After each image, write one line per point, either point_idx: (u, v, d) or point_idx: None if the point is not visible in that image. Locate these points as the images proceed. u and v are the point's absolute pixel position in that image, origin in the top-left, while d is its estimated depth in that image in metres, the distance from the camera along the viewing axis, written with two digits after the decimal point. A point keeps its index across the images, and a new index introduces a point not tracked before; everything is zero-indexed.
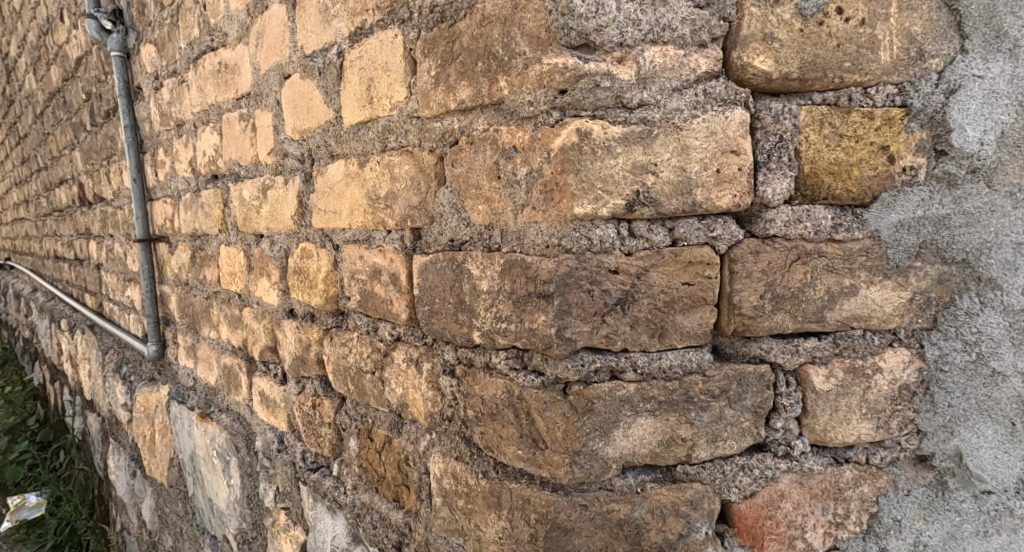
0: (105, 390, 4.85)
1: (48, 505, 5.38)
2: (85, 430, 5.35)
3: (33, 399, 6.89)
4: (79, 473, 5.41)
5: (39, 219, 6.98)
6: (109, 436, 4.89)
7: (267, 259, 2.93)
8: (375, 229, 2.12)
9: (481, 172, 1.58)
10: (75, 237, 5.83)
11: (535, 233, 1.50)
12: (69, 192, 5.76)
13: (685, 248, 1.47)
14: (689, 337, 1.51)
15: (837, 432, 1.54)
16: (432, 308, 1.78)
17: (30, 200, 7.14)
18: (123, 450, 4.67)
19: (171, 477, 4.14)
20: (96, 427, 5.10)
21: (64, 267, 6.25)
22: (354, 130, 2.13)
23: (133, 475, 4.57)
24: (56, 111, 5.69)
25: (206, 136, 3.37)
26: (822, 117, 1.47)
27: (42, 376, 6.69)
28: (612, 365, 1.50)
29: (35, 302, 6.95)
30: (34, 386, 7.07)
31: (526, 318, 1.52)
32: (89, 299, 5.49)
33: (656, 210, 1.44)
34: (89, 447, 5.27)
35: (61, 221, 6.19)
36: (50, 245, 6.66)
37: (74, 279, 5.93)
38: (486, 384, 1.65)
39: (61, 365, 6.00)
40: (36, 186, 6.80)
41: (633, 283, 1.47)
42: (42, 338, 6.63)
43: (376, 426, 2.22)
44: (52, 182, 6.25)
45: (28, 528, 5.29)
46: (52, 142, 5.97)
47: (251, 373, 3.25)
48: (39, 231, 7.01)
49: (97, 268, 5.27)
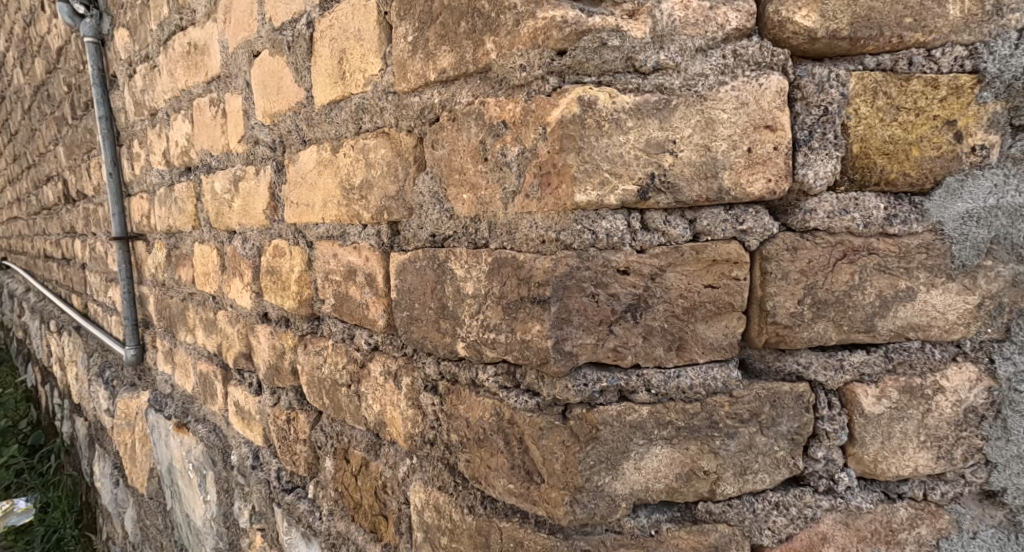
0: (89, 394, 4.59)
1: (35, 512, 4.85)
2: (73, 435, 5.07)
3: (26, 400, 6.60)
4: (67, 479, 5.06)
5: (29, 219, 6.73)
6: (93, 443, 4.63)
7: (240, 258, 2.68)
8: (350, 223, 1.87)
9: (466, 153, 1.34)
10: (61, 236, 5.59)
11: (529, 226, 1.25)
12: (55, 190, 5.52)
13: (708, 244, 1.22)
14: (712, 350, 1.26)
15: (889, 464, 1.29)
16: (411, 314, 1.54)
17: (21, 198, 6.90)
18: (106, 458, 4.41)
19: (151, 489, 3.89)
20: (83, 432, 4.81)
21: (52, 266, 6.00)
22: (326, 111, 1.89)
23: (116, 484, 4.31)
24: (41, 105, 5.44)
25: (178, 125, 3.12)
26: (876, 85, 1.22)
27: (35, 378, 6.43)
28: (621, 385, 1.25)
29: (26, 302, 6.71)
30: (27, 387, 6.79)
31: (519, 328, 1.27)
32: (75, 299, 5.23)
33: (674, 198, 1.19)
34: (76, 453, 5.01)
35: (48, 219, 5.95)
36: (39, 244, 6.42)
37: (62, 279, 5.69)
38: (473, 404, 1.40)
39: (50, 366, 5.74)
40: (25, 185, 6.56)
41: (646, 286, 1.22)
42: (32, 340, 6.38)
43: (352, 446, 1.98)
44: (39, 180, 6.01)
45: (17, 535, 4.67)
46: (39, 138, 5.73)
47: (226, 382, 3.00)
48: (30, 230, 6.77)
49: (81, 266, 5.02)
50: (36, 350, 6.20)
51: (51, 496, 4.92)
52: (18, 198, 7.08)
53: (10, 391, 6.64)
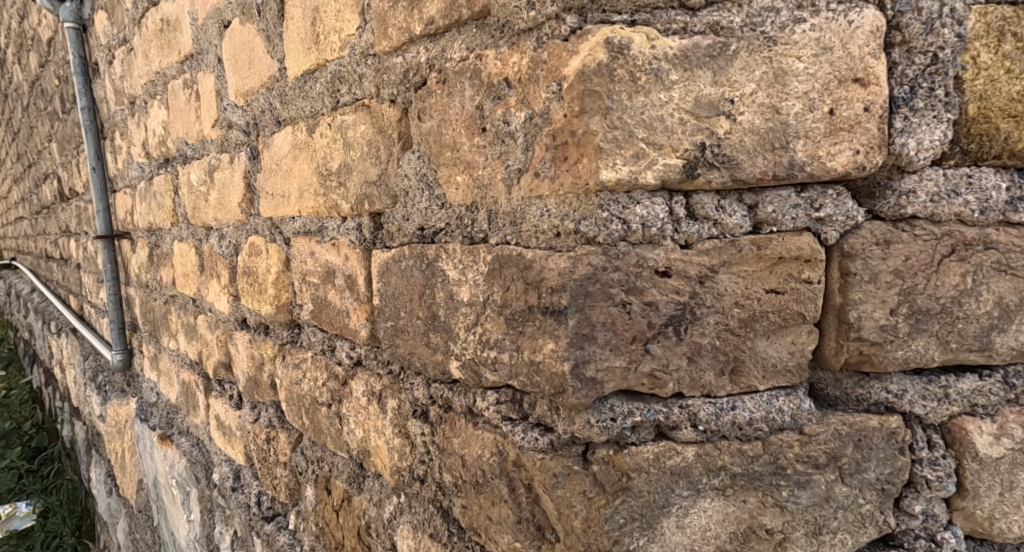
0: (82, 398, 4.31)
1: (36, 516, 4.40)
2: (72, 437, 4.66)
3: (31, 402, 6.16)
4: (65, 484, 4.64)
5: (31, 219, 6.46)
6: (89, 447, 4.28)
7: (216, 257, 2.41)
8: (328, 216, 1.59)
9: (460, 123, 1.06)
10: (58, 236, 5.32)
11: (539, 214, 0.97)
12: (51, 188, 5.26)
13: (773, 237, 0.94)
14: (775, 375, 0.98)
15: (1008, 522, 1.00)
16: (397, 325, 1.26)
17: (23, 198, 6.66)
18: (99, 466, 4.12)
19: (140, 502, 3.61)
20: (81, 436, 4.42)
21: (51, 265, 5.75)
22: (300, 84, 1.60)
23: (110, 493, 4.02)
24: (36, 102, 5.18)
25: (154, 113, 2.85)
26: (1003, 24, 0.93)
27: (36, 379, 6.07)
28: (659, 420, 0.97)
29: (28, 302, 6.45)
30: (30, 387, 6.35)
31: (526, 346, 0.99)
32: (70, 299, 4.95)
33: (731, 176, 0.91)
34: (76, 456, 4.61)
35: (47, 219, 5.70)
36: (40, 244, 6.16)
37: (60, 279, 5.41)
38: (470, 439, 1.12)
39: (49, 369, 5.46)
40: (27, 185, 6.32)
41: (692, 292, 0.94)
42: (34, 340, 6.11)
43: (334, 476, 1.71)
44: (37, 178, 5.76)
45: (20, 539, 4.19)
46: (34, 136, 5.47)
47: (207, 393, 2.72)
48: (32, 230, 6.51)
49: (75, 266, 4.75)
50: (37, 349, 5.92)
51: (51, 499, 4.46)
52: (20, 196, 6.81)
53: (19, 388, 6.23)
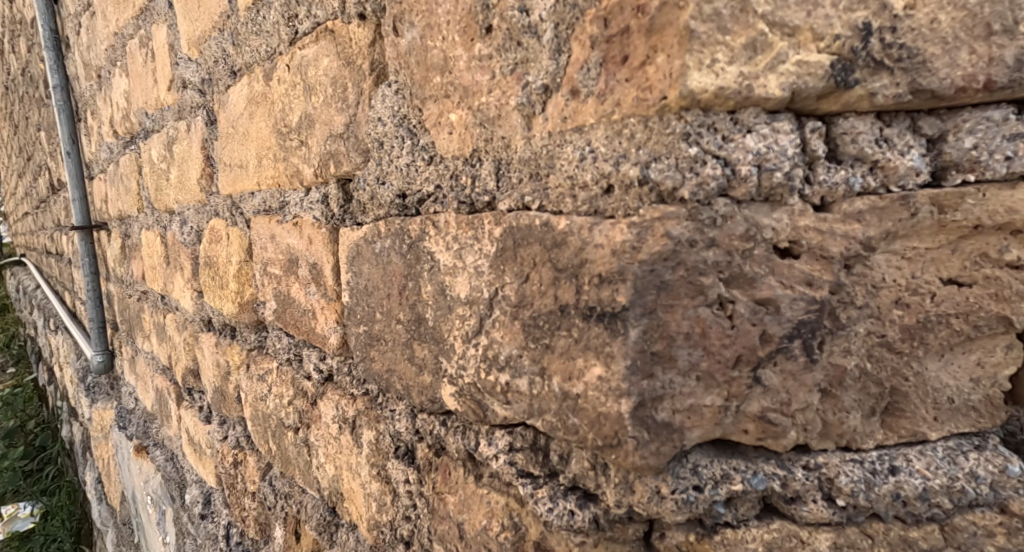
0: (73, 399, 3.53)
1: (38, 517, 3.60)
2: (70, 437, 3.73)
3: (37, 399, 5.42)
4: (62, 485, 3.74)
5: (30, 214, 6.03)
6: (83, 452, 3.48)
7: (179, 247, 2.04)
8: (290, 187, 1.21)
9: (455, 22, 0.68)
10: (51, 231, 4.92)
11: (578, 155, 0.60)
12: (42, 181, 4.86)
13: (967, 191, 0.58)
14: (958, 415, 0.61)
15: None
16: (370, 332, 0.87)
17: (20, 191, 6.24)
18: (88, 467, 3.40)
19: (127, 514, 3.00)
20: (76, 436, 3.56)
21: (49, 262, 5.32)
22: (252, 16, 1.23)
23: (100, 501, 3.30)
24: (23, 88, 4.76)
25: (115, 83, 2.39)
26: None
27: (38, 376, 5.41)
28: (772, 490, 0.61)
29: (31, 299, 6.02)
30: (35, 381, 5.62)
31: (559, 368, 0.62)
32: (64, 293, 4.53)
33: (910, 83, 0.56)
34: (71, 452, 3.73)
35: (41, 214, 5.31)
36: (39, 240, 5.75)
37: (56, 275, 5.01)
38: (469, 500, 0.75)
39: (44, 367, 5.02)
40: (24, 180, 5.92)
41: (835, 282, 0.58)
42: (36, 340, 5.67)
43: (304, 519, 1.34)
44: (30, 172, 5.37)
45: (19, 543, 3.42)
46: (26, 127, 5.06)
47: (175, 403, 2.32)
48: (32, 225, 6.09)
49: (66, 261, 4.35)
50: (42, 345, 5.46)
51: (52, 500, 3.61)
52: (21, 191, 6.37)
53: (25, 383, 5.55)
